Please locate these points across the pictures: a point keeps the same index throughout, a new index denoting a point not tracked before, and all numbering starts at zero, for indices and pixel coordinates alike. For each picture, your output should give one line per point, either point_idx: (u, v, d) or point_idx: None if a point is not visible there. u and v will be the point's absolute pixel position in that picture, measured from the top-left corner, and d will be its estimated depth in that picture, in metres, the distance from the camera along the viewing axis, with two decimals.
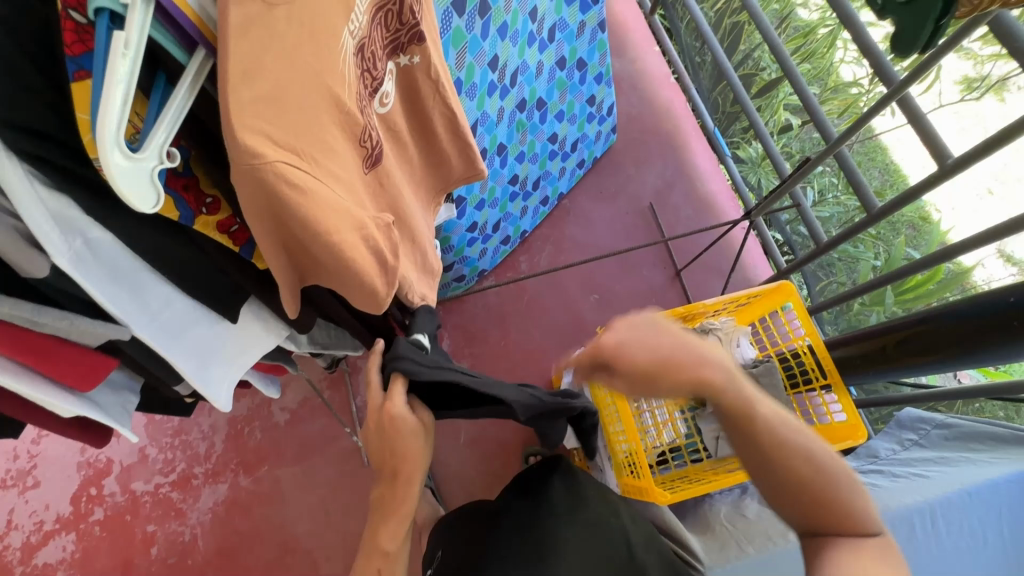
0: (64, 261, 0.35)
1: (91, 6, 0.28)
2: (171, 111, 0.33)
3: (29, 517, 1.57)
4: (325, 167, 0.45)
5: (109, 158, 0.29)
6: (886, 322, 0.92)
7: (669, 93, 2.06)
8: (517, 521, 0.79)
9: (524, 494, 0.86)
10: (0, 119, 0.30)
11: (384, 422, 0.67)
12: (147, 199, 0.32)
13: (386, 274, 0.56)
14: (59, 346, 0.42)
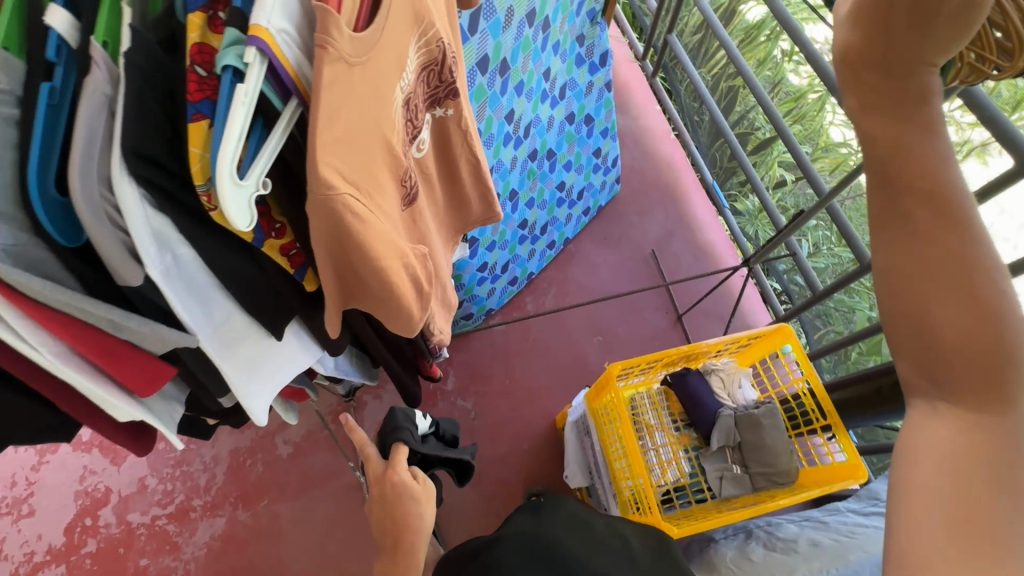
0: (154, 269, 0.41)
1: (220, 65, 0.36)
2: (269, 149, 0.40)
3: (19, 547, 1.54)
4: (378, 202, 0.52)
5: (224, 182, 0.36)
6: (881, 365, 0.96)
7: (669, 148, 2.19)
8: (525, 541, 0.80)
9: (530, 519, 0.88)
10: (127, 147, 0.37)
11: (387, 489, 0.79)
12: (245, 218, 0.39)
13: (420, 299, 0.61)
14: (131, 351, 0.46)
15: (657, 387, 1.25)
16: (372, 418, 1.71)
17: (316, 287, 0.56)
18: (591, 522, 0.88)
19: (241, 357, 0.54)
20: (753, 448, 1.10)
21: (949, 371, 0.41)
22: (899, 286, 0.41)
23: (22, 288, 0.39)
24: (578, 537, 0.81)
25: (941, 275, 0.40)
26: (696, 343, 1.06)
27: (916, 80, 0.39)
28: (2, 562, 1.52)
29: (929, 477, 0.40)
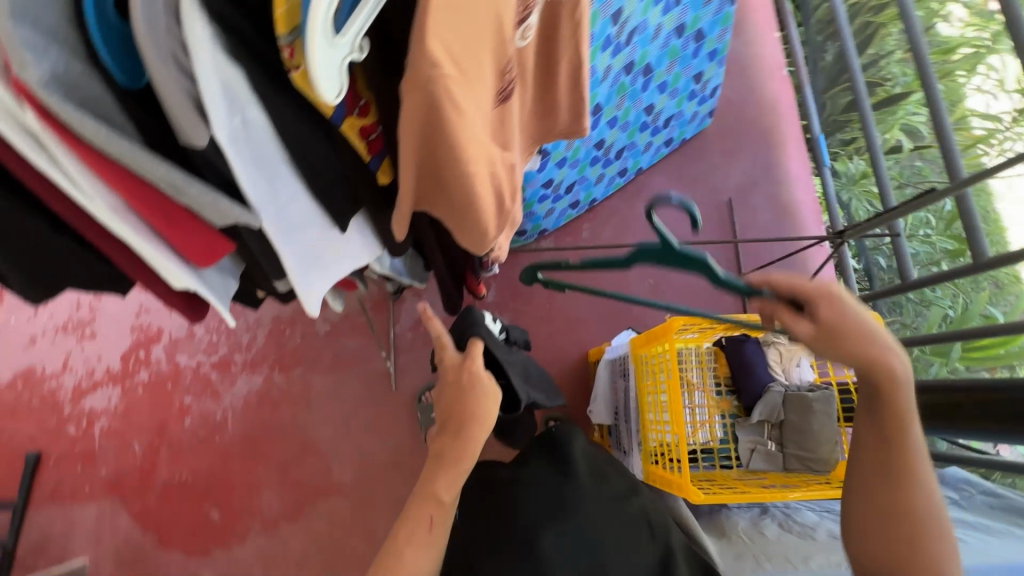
0: (222, 133, 0.35)
1: None
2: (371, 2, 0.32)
3: (83, 363, 1.70)
4: (477, 94, 0.43)
5: (316, 35, 0.30)
6: (972, 379, 0.85)
7: (778, 86, 1.92)
8: (540, 491, 0.75)
9: (544, 463, 0.82)
10: None
11: (462, 378, 0.69)
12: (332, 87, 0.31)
13: (498, 215, 0.54)
14: (188, 218, 0.42)
15: (707, 347, 1.19)
16: (408, 314, 1.73)
17: (388, 182, 0.50)
18: (606, 469, 0.84)
19: (301, 243, 0.49)
20: (796, 430, 1.05)
21: (883, 528, 0.50)
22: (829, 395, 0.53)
23: (74, 125, 0.34)
24: (595, 490, 0.77)
25: (894, 528, 0.49)
26: (768, 314, 0.97)
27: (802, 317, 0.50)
28: (68, 372, 1.70)
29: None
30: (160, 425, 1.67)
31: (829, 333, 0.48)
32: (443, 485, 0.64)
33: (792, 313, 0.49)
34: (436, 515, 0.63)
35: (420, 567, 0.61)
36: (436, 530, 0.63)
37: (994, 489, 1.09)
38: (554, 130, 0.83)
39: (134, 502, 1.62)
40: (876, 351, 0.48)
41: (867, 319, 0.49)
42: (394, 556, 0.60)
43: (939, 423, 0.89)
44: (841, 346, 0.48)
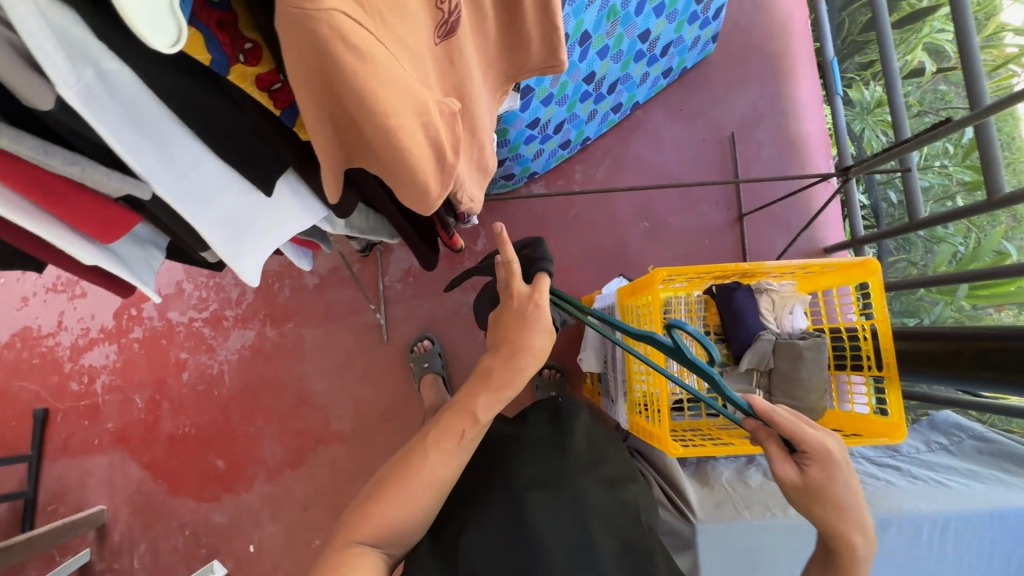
0: (70, 94, 0.29)
1: None
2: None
3: (77, 322, 1.71)
4: (392, 29, 0.36)
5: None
6: (972, 328, 0.81)
7: (791, 4, 1.74)
8: (537, 451, 0.75)
9: (546, 426, 0.82)
10: None
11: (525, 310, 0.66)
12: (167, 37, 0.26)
13: (443, 172, 0.48)
14: (75, 191, 0.38)
15: (698, 295, 1.15)
16: (397, 265, 1.69)
17: (310, 137, 0.44)
18: (607, 447, 0.83)
19: (218, 209, 0.44)
20: (784, 378, 1.03)
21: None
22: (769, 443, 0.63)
23: None
24: (592, 463, 0.76)
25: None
26: (759, 262, 0.92)
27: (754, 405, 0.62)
28: (64, 331, 1.71)
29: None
30: (159, 380, 1.69)
31: (811, 487, 0.59)
32: (481, 406, 0.64)
33: (781, 446, 0.62)
34: (469, 428, 0.63)
35: (437, 474, 0.61)
36: (463, 446, 0.63)
37: (984, 433, 1.07)
38: (524, 66, 0.74)
39: (142, 453, 1.68)
40: (832, 461, 0.59)
41: (849, 477, 0.59)
42: (418, 457, 0.61)
43: (931, 371, 0.86)
44: (816, 501, 0.59)
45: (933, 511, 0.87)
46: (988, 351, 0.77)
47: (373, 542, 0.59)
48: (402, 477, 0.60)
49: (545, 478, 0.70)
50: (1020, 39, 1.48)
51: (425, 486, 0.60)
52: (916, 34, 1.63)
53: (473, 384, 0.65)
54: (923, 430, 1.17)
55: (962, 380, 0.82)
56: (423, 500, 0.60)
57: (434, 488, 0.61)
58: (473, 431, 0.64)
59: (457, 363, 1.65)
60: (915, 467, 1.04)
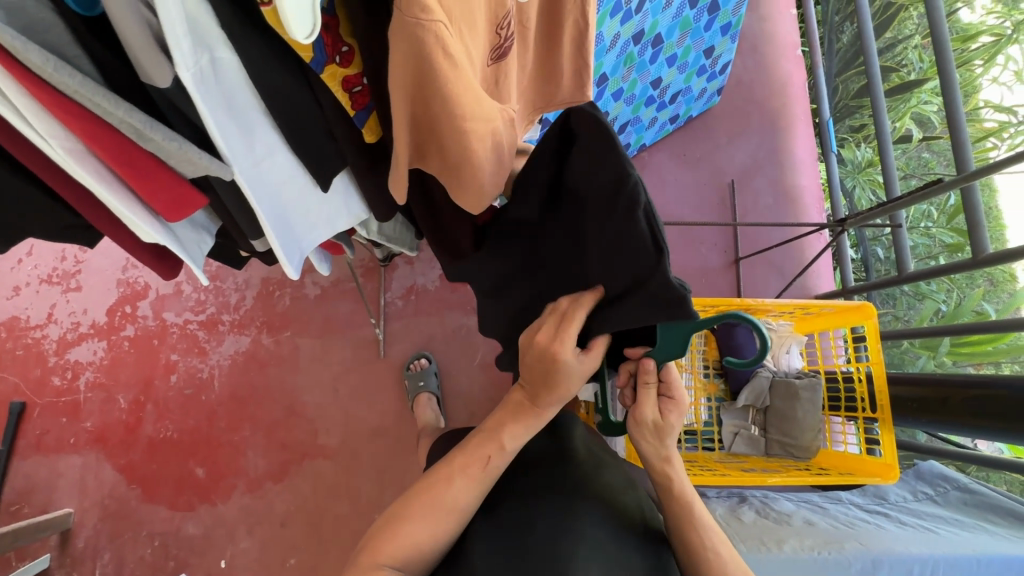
0: (187, 74, 0.32)
1: None
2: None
3: (67, 316, 1.68)
4: (467, 43, 0.40)
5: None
6: (962, 375, 0.85)
7: (790, 66, 1.86)
8: (537, 466, 0.75)
9: (546, 437, 0.81)
10: None
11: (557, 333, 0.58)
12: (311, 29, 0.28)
13: (494, 180, 0.51)
14: (158, 169, 0.40)
15: (699, 329, 1.18)
16: (400, 282, 1.71)
17: (376, 139, 0.47)
18: (604, 456, 0.82)
19: (280, 196, 0.47)
20: (779, 416, 1.05)
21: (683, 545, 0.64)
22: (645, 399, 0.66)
23: (18, 57, 0.30)
24: (593, 469, 0.76)
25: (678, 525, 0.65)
26: (762, 300, 0.97)
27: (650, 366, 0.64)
28: (53, 324, 1.68)
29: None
30: (146, 381, 1.66)
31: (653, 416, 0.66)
32: (509, 435, 0.64)
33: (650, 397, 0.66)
34: (494, 456, 0.64)
35: (461, 500, 0.62)
36: (489, 472, 0.63)
37: (968, 484, 1.10)
38: (556, 96, 0.78)
39: (119, 456, 1.62)
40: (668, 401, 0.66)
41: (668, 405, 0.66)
42: (442, 481, 0.63)
43: (918, 416, 0.90)
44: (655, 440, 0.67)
45: (921, 553, 0.89)
46: (975, 397, 0.81)
47: (398, 566, 0.59)
48: (425, 500, 0.62)
49: (549, 491, 0.70)
50: (999, 116, 1.60)
51: (450, 511, 0.62)
52: (903, 105, 1.76)
53: (501, 414, 0.65)
54: (909, 480, 1.20)
55: (951, 426, 0.86)
56: (451, 521, 0.62)
57: (457, 512, 0.62)
58: (497, 460, 0.64)
59: (452, 384, 1.66)
60: (904, 515, 1.06)
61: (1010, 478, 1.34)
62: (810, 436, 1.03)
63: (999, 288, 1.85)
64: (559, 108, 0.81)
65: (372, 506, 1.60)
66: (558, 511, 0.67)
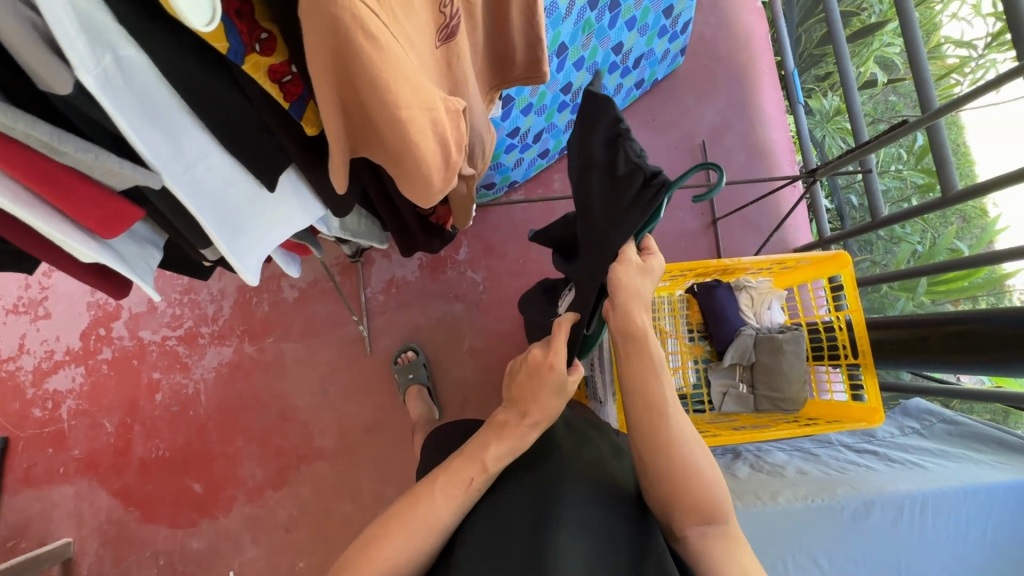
0: (90, 78, 0.30)
1: None
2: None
3: (40, 344, 1.63)
4: (403, 25, 0.38)
5: None
6: (939, 314, 0.85)
7: (752, 20, 1.83)
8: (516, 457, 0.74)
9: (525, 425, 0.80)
10: None
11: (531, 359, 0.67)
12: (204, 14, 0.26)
13: (447, 168, 0.49)
14: (83, 184, 0.38)
15: (680, 294, 1.18)
16: (379, 276, 1.68)
17: (317, 133, 0.44)
18: (585, 428, 0.82)
19: (220, 200, 0.44)
20: (766, 371, 1.06)
21: (653, 421, 0.63)
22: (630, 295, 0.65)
23: None
24: (575, 450, 0.75)
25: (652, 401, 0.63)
26: (739, 259, 0.97)
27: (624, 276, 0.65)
28: (26, 355, 1.63)
29: (692, 512, 0.61)
30: (130, 403, 1.63)
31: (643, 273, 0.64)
32: (491, 456, 0.66)
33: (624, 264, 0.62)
34: (477, 477, 0.65)
35: (443, 518, 0.63)
36: (470, 493, 0.65)
37: (953, 417, 1.13)
38: (510, 73, 0.76)
39: (112, 480, 1.60)
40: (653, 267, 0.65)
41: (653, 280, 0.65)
42: (424, 496, 0.63)
43: (899, 357, 0.92)
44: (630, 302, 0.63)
45: (911, 491, 0.91)
46: (954, 334, 0.81)
47: None
48: (410, 515, 0.62)
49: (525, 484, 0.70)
50: (960, 51, 1.59)
51: (430, 530, 0.62)
52: (866, 49, 1.75)
53: (486, 435, 0.68)
54: (895, 418, 1.22)
55: (931, 364, 0.88)
56: (438, 535, 0.62)
57: (434, 529, 0.62)
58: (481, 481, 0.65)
59: (442, 372, 1.65)
60: (892, 451, 1.08)
61: (990, 407, 1.38)
62: (795, 386, 1.05)
63: (972, 224, 1.89)
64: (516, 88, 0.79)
65: (375, 501, 1.60)
66: (540, 497, 0.67)
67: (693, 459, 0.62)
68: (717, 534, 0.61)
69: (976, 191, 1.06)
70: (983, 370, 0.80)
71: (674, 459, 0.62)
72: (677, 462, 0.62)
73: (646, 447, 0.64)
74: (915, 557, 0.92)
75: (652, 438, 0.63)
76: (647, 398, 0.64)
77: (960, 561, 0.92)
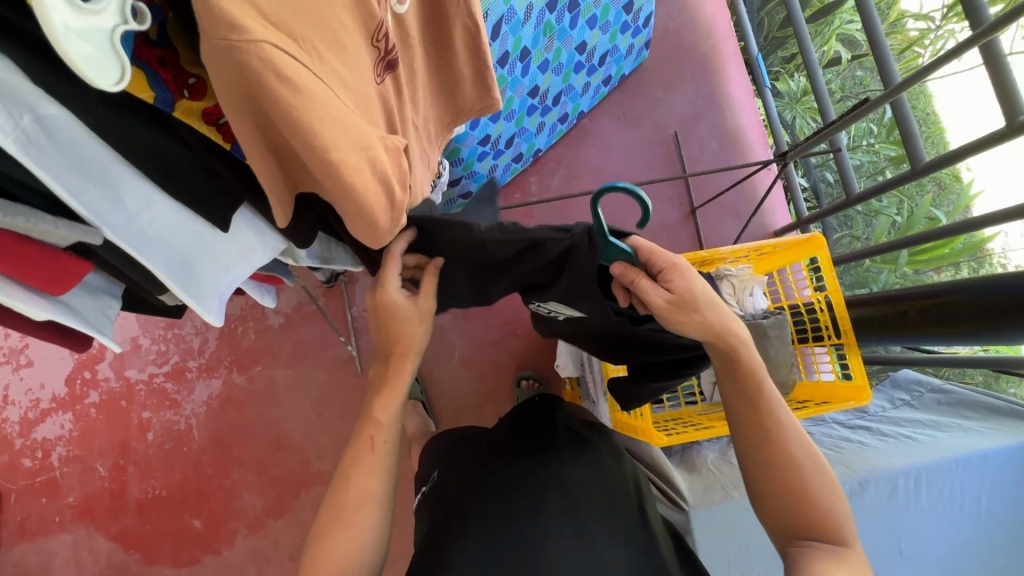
0: (7, 140, 0.32)
1: None
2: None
3: (25, 394, 1.60)
4: (331, 66, 0.38)
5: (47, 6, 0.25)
6: (912, 288, 0.86)
7: (713, 8, 1.85)
8: (515, 464, 0.75)
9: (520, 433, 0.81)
10: None
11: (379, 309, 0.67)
12: (109, 76, 0.28)
13: (392, 208, 0.48)
14: (26, 245, 0.38)
15: None
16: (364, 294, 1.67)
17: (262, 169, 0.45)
18: (587, 431, 0.83)
19: (170, 246, 0.44)
20: None
21: (753, 429, 0.66)
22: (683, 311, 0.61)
23: None
24: (572, 453, 0.76)
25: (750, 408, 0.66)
26: (715, 250, 0.97)
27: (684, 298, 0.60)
28: (11, 406, 1.60)
29: (801, 518, 0.62)
30: (122, 445, 1.60)
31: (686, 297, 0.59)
32: (381, 409, 0.69)
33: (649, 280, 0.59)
34: (377, 434, 0.69)
35: (370, 488, 0.66)
36: (379, 454, 0.68)
37: (942, 386, 1.14)
38: (462, 106, 0.77)
39: (110, 524, 1.57)
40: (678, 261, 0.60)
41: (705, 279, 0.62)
42: (343, 477, 0.66)
43: (879, 333, 0.92)
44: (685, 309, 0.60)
45: (904, 465, 0.92)
46: (931, 308, 0.82)
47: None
48: (339, 506, 0.65)
49: (519, 489, 0.71)
50: (919, 23, 1.60)
51: (361, 504, 0.65)
52: (827, 29, 1.76)
53: (371, 394, 0.71)
54: (885, 390, 1.22)
55: (909, 338, 0.89)
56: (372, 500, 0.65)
57: (370, 504, 0.65)
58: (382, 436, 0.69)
59: (436, 386, 1.65)
60: (885, 425, 1.09)
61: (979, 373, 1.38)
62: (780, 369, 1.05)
63: (947, 191, 1.91)
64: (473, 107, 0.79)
65: None
66: (538, 498, 0.69)
67: (805, 472, 0.64)
68: (830, 555, 0.58)
69: (946, 161, 1.06)
70: (961, 340, 0.80)
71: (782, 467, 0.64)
72: (782, 465, 0.64)
73: (752, 450, 0.66)
74: (913, 529, 0.93)
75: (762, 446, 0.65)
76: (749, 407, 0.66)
77: (958, 530, 0.93)
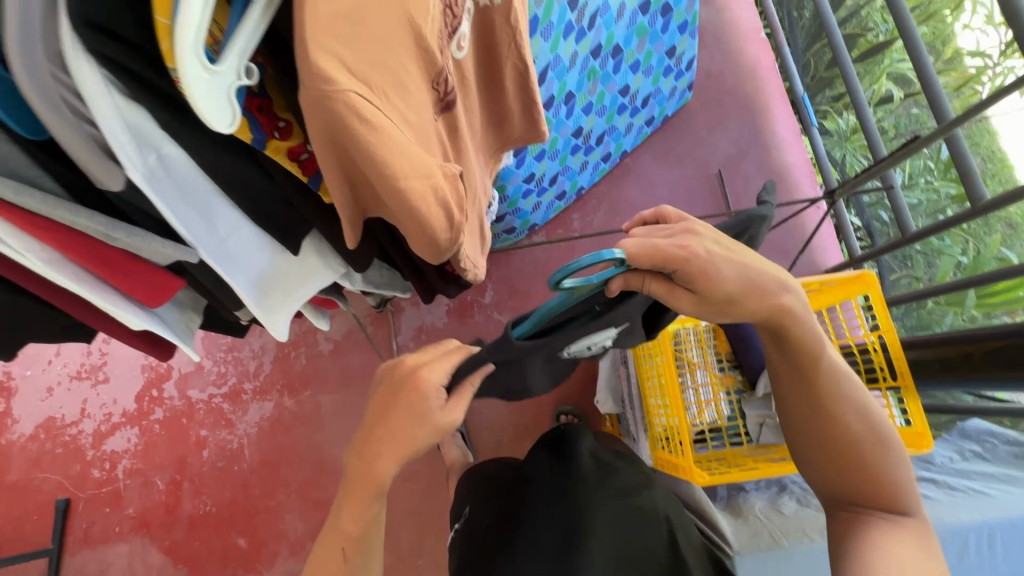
0: (138, 174, 0.38)
1: None
2: (251, 25, 0.33)
3: (99, 408, 1.74)
4: (397, 106, 0.43)
5: (187, 69, 0.31)
6: (977, 330, 0.83)
7: (756, 51, 1.87)
8: (545, 495, 0.75)
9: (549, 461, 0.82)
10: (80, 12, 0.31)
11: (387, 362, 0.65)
12: (226, 120, 0.34)
13: (450, 228, 0.53)
14: (133, 262, 0.45)
15: (706, 324, 1.17)
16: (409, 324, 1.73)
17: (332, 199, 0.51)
18: (614, 462, 0.81)
19: (248, 264, 0.50)
20: None
21: (809, 407, 0.66)
22: (717, 310, 0.58)
23: None
24: (601, 482, 0.75)
25: (803, 385, 0.66)
26: None
27: (715, 300, 0.57)
28: (86, 419, 1.73)
29: (858, 495, 0.65)
30: (180, 461, 1.70)
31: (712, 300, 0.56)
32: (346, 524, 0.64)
33: (662, 279, 0.56)
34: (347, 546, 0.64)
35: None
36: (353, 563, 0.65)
37: (1017, 437, 1.05)
38: (509, 137, 0.82)
39: (163, 537, 1.65)
40: (703, 261, 0.54)
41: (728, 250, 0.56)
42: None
43: (944, 376, 0.88)
44: (717, 306, 0.57)
45: (970, 521, 0.89)
46: (996, 351, 0.78)
47: None
48: None
49: (551, 523, 0.70)
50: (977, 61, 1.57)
51: None
52: (876, 68, 1.75)
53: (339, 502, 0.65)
54: (952, 440, 1.14)
55: (976, 382, 0.84)
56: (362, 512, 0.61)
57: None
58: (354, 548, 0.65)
59: (475, 417, 1.66)
60: (953, 477, 1.03)
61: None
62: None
63: None
64: (518, 146, 0.84)
65: (413, 553, 1.59)
66: (567, 526, 0.68)
67: (865, 448, 0.64)
68: (888, 522, 0.62)
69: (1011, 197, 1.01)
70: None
71: (838, 444, 0.65)
72: (837, 442, 0.65)
73: (805, 428, 0.67)
74: None
75: (819, 425, 0.66)
76: (802, 381, 0.66)
77: None
